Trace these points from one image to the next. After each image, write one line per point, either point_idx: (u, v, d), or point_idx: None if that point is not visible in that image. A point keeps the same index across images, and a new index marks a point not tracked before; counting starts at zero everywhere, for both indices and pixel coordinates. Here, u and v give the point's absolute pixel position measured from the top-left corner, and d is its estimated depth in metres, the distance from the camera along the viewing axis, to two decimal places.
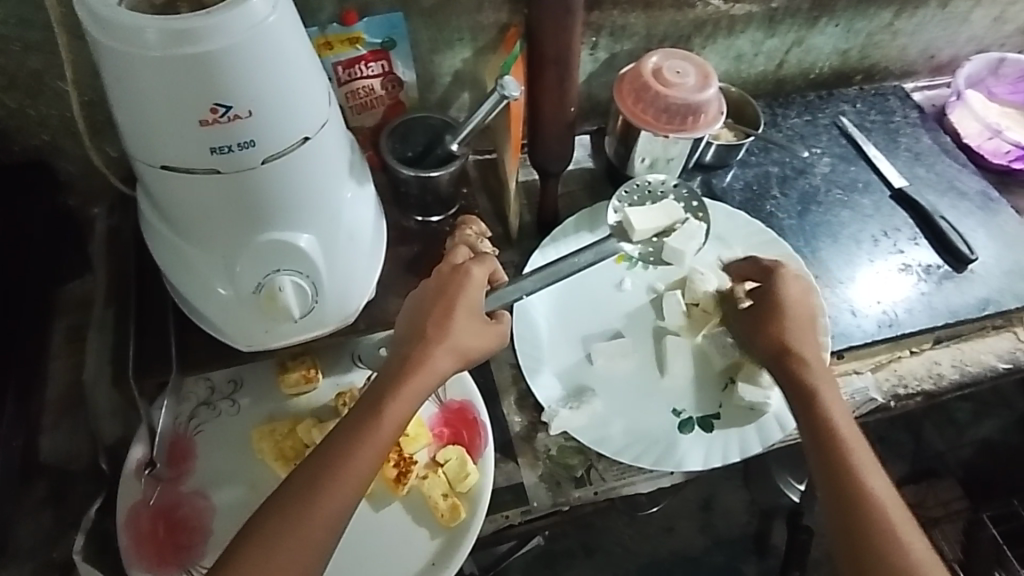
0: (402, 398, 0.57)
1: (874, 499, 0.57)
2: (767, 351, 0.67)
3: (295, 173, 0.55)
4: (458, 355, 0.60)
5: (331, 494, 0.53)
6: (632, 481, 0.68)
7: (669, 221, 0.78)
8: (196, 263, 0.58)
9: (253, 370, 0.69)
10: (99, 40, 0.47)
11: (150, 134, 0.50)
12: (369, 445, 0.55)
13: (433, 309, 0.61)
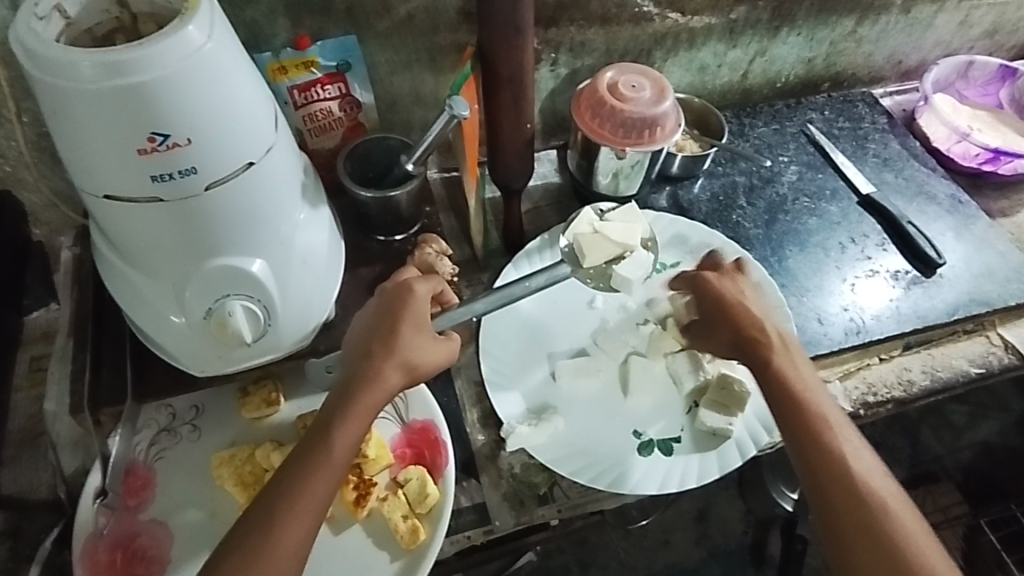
0: (354, 418, 0.56)
1: (842, 467, 0.59)
2: (729, 343, 0.67)
3: (243, 198, 0.55)
4: (411, 370, 0.60)
5: (291, 523, 0.53)
6: (596, 497, 0.68)
7: (620, 245, 0.73)
8: (146, 291, 0.58)
9: (214, 395, 0.69)
10: (35, 74, 0.48)
11: (91, 166, 0.51)
12: (322, 471, 0.54)
13: (381, 327, 0.61)
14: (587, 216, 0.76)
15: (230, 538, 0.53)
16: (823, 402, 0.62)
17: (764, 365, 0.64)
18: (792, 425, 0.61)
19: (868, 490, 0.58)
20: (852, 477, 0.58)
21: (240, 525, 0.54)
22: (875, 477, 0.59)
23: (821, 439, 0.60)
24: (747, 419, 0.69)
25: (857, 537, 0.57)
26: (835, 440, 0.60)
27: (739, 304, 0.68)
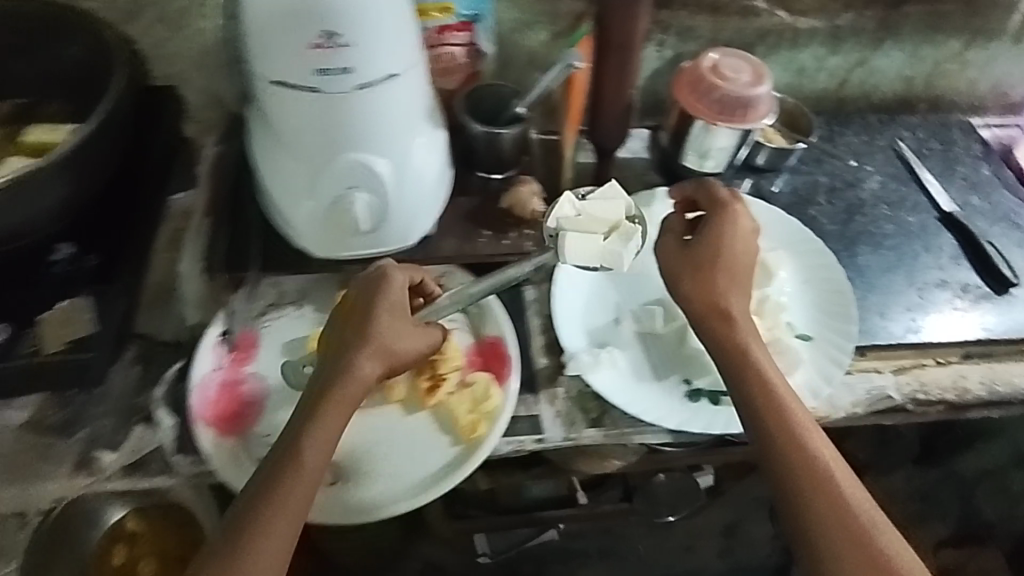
0: (331, 414, 0.60)
1: (807, 444, 0.61)
2: (699, 308, 0.69)
3: (381, 103, 0.65)
4: (381, 354, 0.63)
5: (281, 500, 0.56)
6: (639, 429, 0.72)
7: (605, 224, 0.75)
8: (287, 173, 0.68)
9: (318, 283, 0.78)
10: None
11: (269, 54, 0.61)
12: (298, 478, 0.57)
13: (353, 321, 0.64)
14: (568, 201, 0.76)
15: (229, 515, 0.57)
16: (786, 387, 0.65)
17: (727, 341, 0.67)
18: (757, 404, 0.64)
19: (830, 461, 0.61)
20: (817, 451, 0.61)
21: (246, 487, 0.57)
22: (840, 470, 0.61)
23: (788, 431, 0.62)
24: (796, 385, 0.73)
25: (825, 508, 0.59)
26: (801, 416, 0.63)
27: (735, 250, 0.71)
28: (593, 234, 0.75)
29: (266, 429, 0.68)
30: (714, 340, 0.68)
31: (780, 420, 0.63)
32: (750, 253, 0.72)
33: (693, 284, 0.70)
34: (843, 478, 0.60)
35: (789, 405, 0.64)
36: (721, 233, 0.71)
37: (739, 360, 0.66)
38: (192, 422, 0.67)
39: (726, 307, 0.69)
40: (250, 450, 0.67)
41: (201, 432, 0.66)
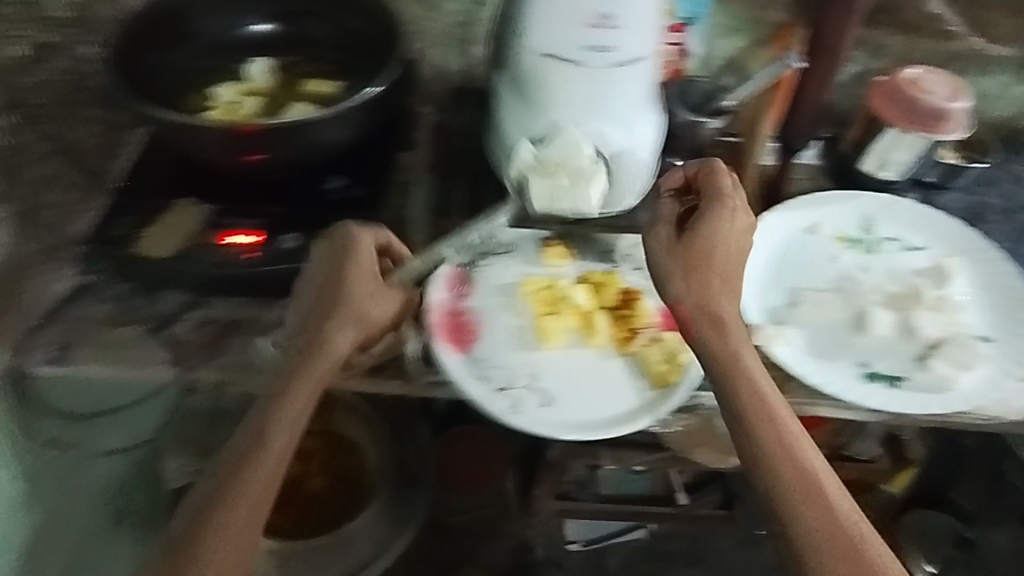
0: (302, 382, 0.67)
1: (798, 454, 0.62)
2: (692, 305, 0.69)
3: (629, 81, 0.75)
4: (354, 326, 0.70)
5: (270, 445, 0.64)
6: (816, 402, 0.79)
7: (574, 163, 0.75)
8: (531, 133, 0.77)
9: (524, 237, 0.87)
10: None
11: (549, 28, 0.72)
12: (271, 448, 0.64)
13: (328, 285, 0.71)
14: (526, 148, 0.77)
15: (225, 454, 0.64)
16: (778, 398, 0.66)
17: (704, 341, 0.68)
18: (746, 408, 0.65)
19: (813, 467, 0.62)
20: (809, 462, 0.62)
21: (223, 455, 0.64)
22: (829, 480, 0.62)
23: (783, 444, 0.63)
24: (972, 381, 0.78)
25: (813, 518, 0.60)
26: (796, 427, 0.64)
27: (730, 247, 0.71)
28: (560, 178, 0.76)
29: (489, 355, 0.79)
30: (707, 347, 0.68)
31: (772, 430, 0.63)
32: (739, 247, 0.72)
33: (692, 283, 0.69)
34: (829, 488, 0.61)
35: (778, 415, 0.64)
36: (720, 229, 0.71)
37: (733, 372, 0.66)
38: (430, 341, 0.78)
39: (720, 311, 0.69)
40: (477, 370, 0.77)
41: (439, 348, 0.78)
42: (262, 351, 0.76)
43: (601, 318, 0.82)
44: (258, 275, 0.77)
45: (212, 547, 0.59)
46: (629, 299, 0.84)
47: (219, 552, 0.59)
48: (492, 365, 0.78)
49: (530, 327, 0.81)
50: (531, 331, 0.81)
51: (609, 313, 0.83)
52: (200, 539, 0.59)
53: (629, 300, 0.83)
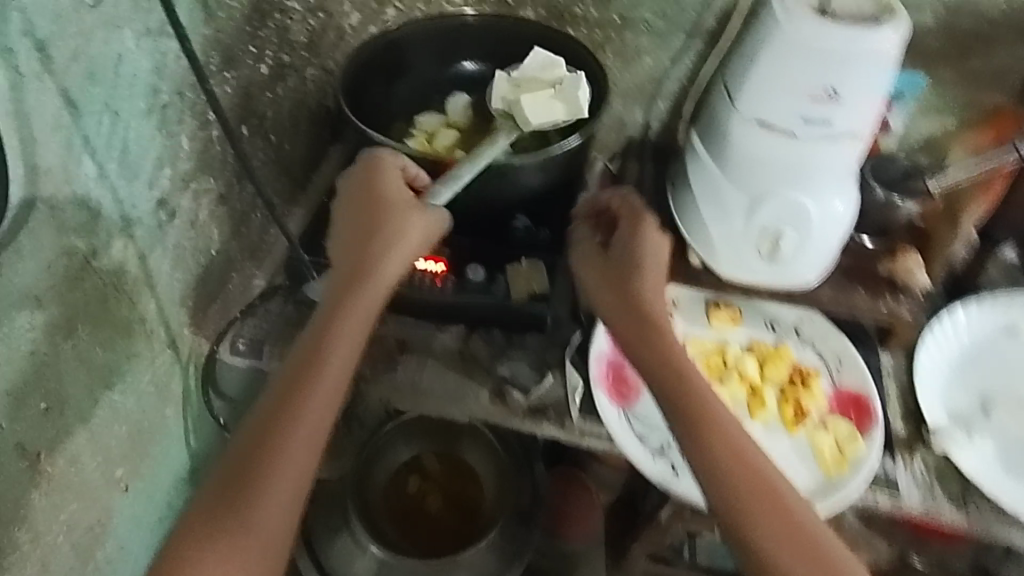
0: (341, 336, 0.62)
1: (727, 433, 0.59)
2: (658, 350, 0.64)
3: (841, 156, 0.72)
4: (393, 240, 0.66)
5: (338, 337, 0.61)
6: (1004, 525, 0.72)
7: (547, 84, 0.81)
8: (726, 197, 0.76)
9: (691, 297, 0.87)
10: (780, 21, 0.67)
11: (765, 96, 0.70)
12: (307, 411, 0.58)
13: (368, 214, 0.68)
14: (502, 79, 0.83)
15: (276, 379, 0.60)
16: (744, 437, 0.59)
17: (676, 381, 0.62)
18: (690, 404, 0.61)
19: (772, 475, 0.57)
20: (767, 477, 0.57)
21: (251, 416, 0.58)
22: (827, 534, 0.55)
23: (753, 491, 0.56)
24: None
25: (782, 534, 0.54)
26: (767, 470, 0.57)
27: (649, 267, 0.69)
28: (540, 91, 0.80)
29: (648, 410, 0.77)
30: (661, 386, 0.63)
31: (752, 480, 0.57)
32: (663, 268, 0.70)
33: (627, 320, 0.66)
34: (838, 554, 0.53)
35: (760, 466, 0.58)
36: (649, 246, 0.70)
37: (709, 424, 0.59)
38: (590, 387, 0.78)
39: (673, 345, 0.65)
40: (635, 425, 0.76)
41: (601, 400, 0.77)
42: (431, 374, 0.80)
43: (767, 391, 0.80)
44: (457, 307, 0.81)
45: (293, 428, 0.56)
46: (797, 376, 0.81)
47: (301, 433, 0.56)
48: (649, 422, 0.77)
49: None
50: None
51: (774, 387, 0.80)
52: (283, 421, 0.57)
53: (797, 377, 0.81)
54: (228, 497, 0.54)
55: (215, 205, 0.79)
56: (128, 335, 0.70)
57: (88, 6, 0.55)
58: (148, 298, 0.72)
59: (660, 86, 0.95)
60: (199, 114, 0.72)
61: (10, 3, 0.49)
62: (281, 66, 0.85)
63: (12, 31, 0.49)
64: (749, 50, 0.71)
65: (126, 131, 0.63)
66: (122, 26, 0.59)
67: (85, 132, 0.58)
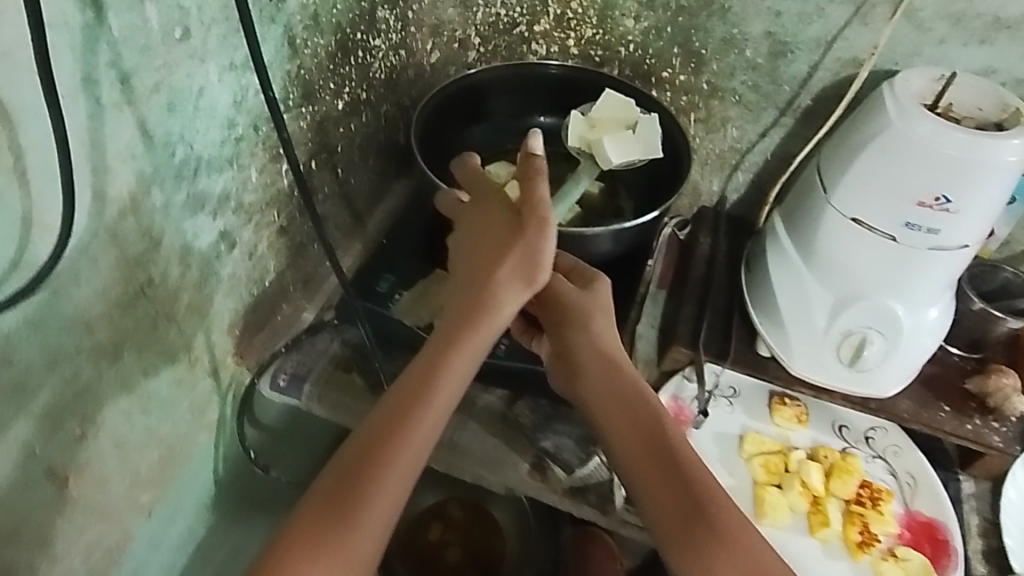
0: (455, 364, 0.57)
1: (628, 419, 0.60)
2: (608, 397, 0.60)
3: (942, 267, 0.67)
4: (523, 272, 0.58)
5: (454, 364, 0.57)
6: None
7: (624, 123, 0.79)
8: (810, 293, 0.72)
9: (752, 387, 0.82)
10: (893, 121, 0.63)
11: (868, 195, 0.66)
12: (412, 440, 0.55)
13: (498, 233, 0.60)
14: (577, 118, 0.80)
15: (389, 396, 0.57)
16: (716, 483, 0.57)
17: (634, 425, 0.59)
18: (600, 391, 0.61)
19: (714, 487, 0.57)
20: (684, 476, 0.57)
21: (356, 434, 0.56)
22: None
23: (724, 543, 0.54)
24: None
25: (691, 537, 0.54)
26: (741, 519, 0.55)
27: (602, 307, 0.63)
28: (619, 131, 0.78)
29: None
30: (617, 431, 0.60)
31: (722, 538, 0.54)
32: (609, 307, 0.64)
33: (587, 373, 0.61)
34: None
35: (730, 520, 0.55)
36: (601, 289, 0.64)
37: (673, 463, 0.57)
38: None
39: (634, 387, 0.61)
40: None
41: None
42: (469, 435, 0.76)
43: (831, 506, 0.73)
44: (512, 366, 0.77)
45: (394, 463, 0.54)
46: (866, 494, 0.73)
47: (403, 465, 0.54)
48: None
49: (747, 494, 0.74)
50: (747, 500, 0.73)
51: (840, 503, 0.73)
52: (383, 456, 0.54)
53: (866, 495, 0.73)
54: (321, 521, 0.53)
55: (275, 236, 0.78)
56: (172, 362, 0.69)
57: (178, 39, 0.54)
58: (196, 324, 0.71)
59: (743, 159, 0.91)
60: (272, 147, 0.71)
61: (100, 36, 0.48)
62: (358, 102, 0.84)
63: (98, 62, 0.49)
64: (855, 143, 0.66)
65: (198, 163, 0.62)
66: (208, 60, 0.58)
67: (157, 162, 0.57)
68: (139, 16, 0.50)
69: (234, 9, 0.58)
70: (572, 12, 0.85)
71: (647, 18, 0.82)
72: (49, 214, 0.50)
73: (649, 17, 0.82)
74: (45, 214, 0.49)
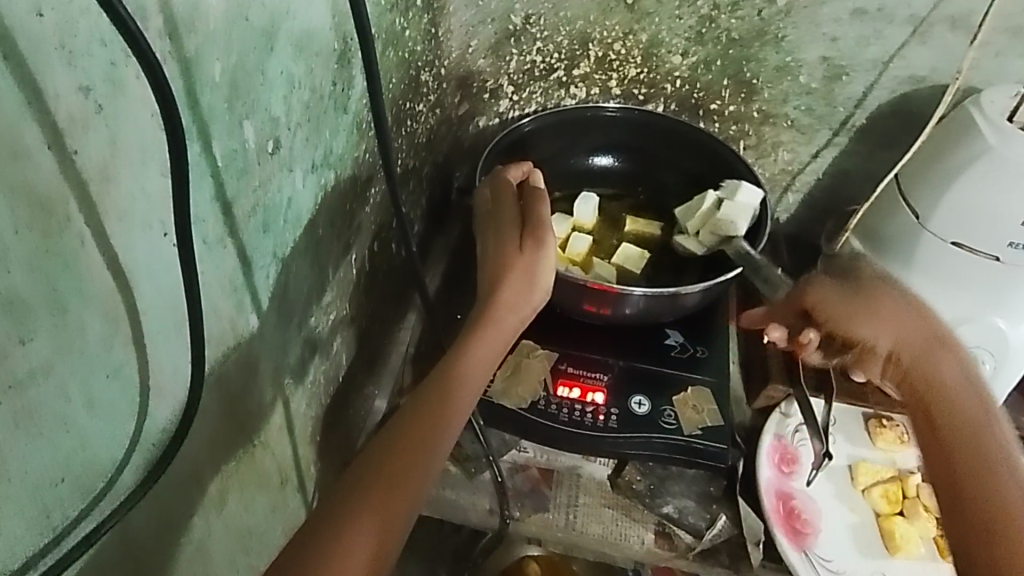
0: (463, 372, 0.55)
1: (980, 440, 0.52)
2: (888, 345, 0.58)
3: None
4: (528, 279, 0.58)
5: (462, 371, 0.55)
6: None
7: (711, 206, 0.80)
8: None
9: (845, 413, 0.80)
10: (993, 144, 0.63)
11: (972, 221, 0.66)
12: (417, 455, 0.50)
13: (507, 239, 0.60)
14: (687, 241, 0.82)
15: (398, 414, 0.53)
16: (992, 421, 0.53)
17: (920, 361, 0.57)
18: (941, 405, 0.54)
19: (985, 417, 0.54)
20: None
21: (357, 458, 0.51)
22: None
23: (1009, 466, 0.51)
24: None
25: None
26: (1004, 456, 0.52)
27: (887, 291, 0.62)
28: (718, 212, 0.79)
29: (830, 554, 0.71)
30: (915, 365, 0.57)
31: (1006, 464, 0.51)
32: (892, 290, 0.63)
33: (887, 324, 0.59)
34: None
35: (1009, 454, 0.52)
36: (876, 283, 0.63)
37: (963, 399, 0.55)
38: (770, 526, 0.71)
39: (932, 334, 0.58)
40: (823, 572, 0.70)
41: (781, 540, 0.70)
42: (585, 512, 0.73)
43: None
44: (615, 443, 0.68)
45: (396, 475, 0.49)
46: None
47: (406, 480, 0.49)
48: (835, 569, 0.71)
49: (872, 527, 0.74)
50: (873, 533, 0.73)
51: None
52: (380, 476, 0.49)
53: None
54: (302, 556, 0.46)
55: (346, 330, 0.72)
56: (266, 491, 0.62)
57: (270, 152, 0.49)
58: (286, 445, 0.64)
59: (794, 180, 0.89)
60: (344, 240, 0.65)
61: (208, 169, 0.42)
62: (406, 172, 0.79)
63: (205, 198, 0.43)
64: (950, 168, 0.66)
65: (287, 277, 0.56)
66: (294, 166, 0.52)
67: (254, 289, 0.51)
68: (239, 138, 0.44)
69: (314, 108, 0.53)
70: (615, 53, 0.83)
71: (695, 52, 0.80)
72: (164, 375, 0.43)
73: (698, 51, 0.80)
74: (161, 377, 0.43)
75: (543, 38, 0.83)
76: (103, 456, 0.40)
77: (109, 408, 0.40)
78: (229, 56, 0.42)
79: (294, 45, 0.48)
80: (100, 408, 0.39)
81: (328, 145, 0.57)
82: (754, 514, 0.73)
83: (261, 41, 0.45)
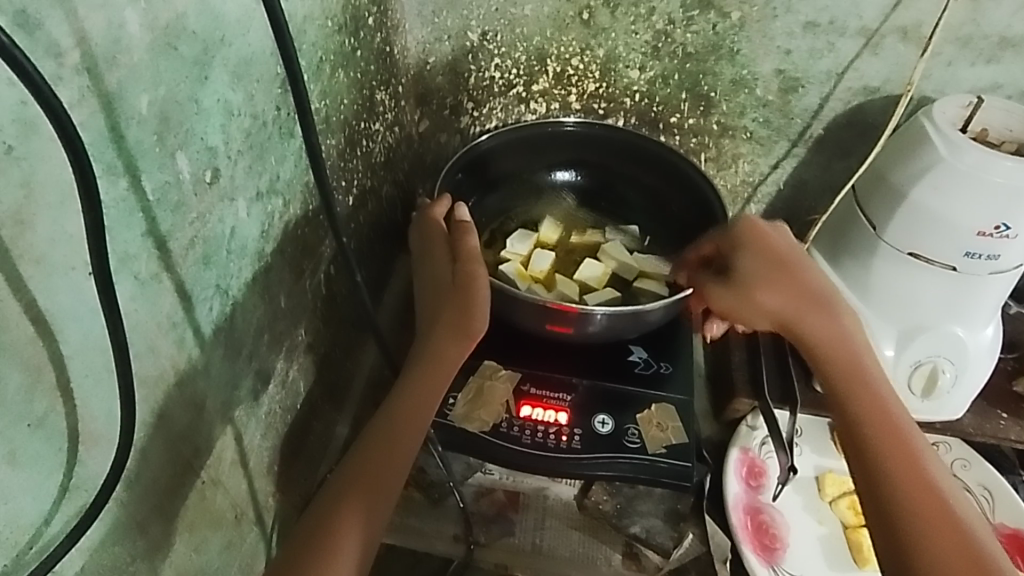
0: (410, 401, 0.57)
1: (874, 400, 0.55)
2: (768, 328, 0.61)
3: (999, 286, 0.68)
4: (457, 320, 0.59)
5: (405, 401, 0.57)
6: None
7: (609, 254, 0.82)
8: (873, 329, 0.71)
9: (812, 423, 0.80)
10: (943, 155, 0.64)
11: (926, 231, 0.66)
12: (373, 487, 0.54)
13: (440, 275, 0.62)
14: (652, 283, 0.80)
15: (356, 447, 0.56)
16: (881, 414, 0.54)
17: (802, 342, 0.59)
18: (829, 366, 0.57)
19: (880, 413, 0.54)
20: (924, 467, 0.51)
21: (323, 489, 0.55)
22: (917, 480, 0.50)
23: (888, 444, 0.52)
24: None
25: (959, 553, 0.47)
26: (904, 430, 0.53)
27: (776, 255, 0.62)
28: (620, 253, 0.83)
29: (796, 568, 0.71)
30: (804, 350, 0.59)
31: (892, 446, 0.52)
32: (782, 260, 0.61)
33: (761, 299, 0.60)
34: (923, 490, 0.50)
35: (895, 435, 0.53)
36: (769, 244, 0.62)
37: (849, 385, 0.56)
38: (738, 544, 0.70)
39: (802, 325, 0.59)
40: None
41: (750, 557, 0.70)
42: (552, 535, 0.72)
43: None
44: (578, 466, 0.67)
45: (356, 506, 0.53)
46: None
47: (361, 510, 0.53)
48: None
49: (839, 539, 0.74)
50: (840, 545, 0.73)
51: None
52: (341, 507, 0.52)
53: None
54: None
55: (304, 357, 0.70)
56: (219, 529, 0.60)
57: (209, 183, 0.47)
58: (240, 480, 0.62)
59: (755, 191, 0.89)
60: (296, 266, 0.63)
61: (138, 206, 0.40)
62: (364, 192, 0.77)
63: (135, 235, 0.41)
64: (903, 180, 0.67)
65: (233, 306, 0.54)
66: (237, 196, 0.51)
67: (195, 323, 0.49)
68: (172, 170, 0.43)
69: (255, 135, 0.52)
70: (573, 68, 0.82)
71: (652, 67, 0.80)
72: (97, 420, 0.41)
73: (655, 65, 0.80)
74: (92, 424, 0.41)
75: (501, 54, 0.83)
76: (29, 511, 0.38)
77: (32, 462, 0.38)
78: (158, 87, 0.40)
79: (230, 72, 0.47)
80: (22, 462, 0.37)
81: (274, 172, 0.56)
82: (721, 532, 0.73)
83: (194, 70, 0.43)
